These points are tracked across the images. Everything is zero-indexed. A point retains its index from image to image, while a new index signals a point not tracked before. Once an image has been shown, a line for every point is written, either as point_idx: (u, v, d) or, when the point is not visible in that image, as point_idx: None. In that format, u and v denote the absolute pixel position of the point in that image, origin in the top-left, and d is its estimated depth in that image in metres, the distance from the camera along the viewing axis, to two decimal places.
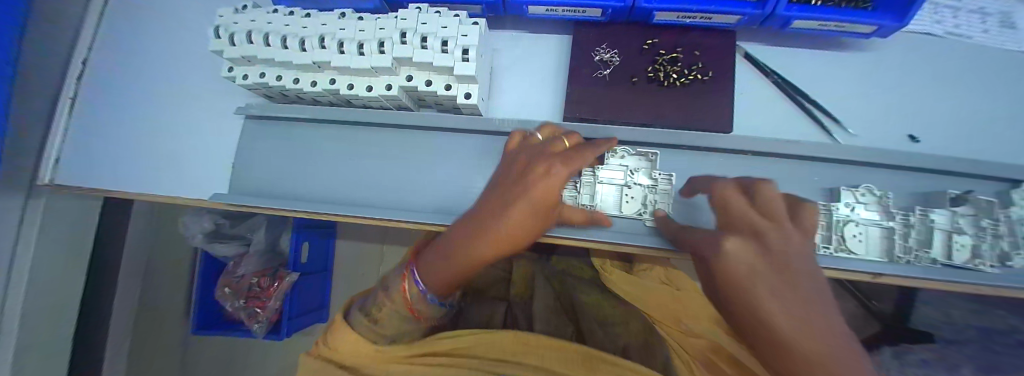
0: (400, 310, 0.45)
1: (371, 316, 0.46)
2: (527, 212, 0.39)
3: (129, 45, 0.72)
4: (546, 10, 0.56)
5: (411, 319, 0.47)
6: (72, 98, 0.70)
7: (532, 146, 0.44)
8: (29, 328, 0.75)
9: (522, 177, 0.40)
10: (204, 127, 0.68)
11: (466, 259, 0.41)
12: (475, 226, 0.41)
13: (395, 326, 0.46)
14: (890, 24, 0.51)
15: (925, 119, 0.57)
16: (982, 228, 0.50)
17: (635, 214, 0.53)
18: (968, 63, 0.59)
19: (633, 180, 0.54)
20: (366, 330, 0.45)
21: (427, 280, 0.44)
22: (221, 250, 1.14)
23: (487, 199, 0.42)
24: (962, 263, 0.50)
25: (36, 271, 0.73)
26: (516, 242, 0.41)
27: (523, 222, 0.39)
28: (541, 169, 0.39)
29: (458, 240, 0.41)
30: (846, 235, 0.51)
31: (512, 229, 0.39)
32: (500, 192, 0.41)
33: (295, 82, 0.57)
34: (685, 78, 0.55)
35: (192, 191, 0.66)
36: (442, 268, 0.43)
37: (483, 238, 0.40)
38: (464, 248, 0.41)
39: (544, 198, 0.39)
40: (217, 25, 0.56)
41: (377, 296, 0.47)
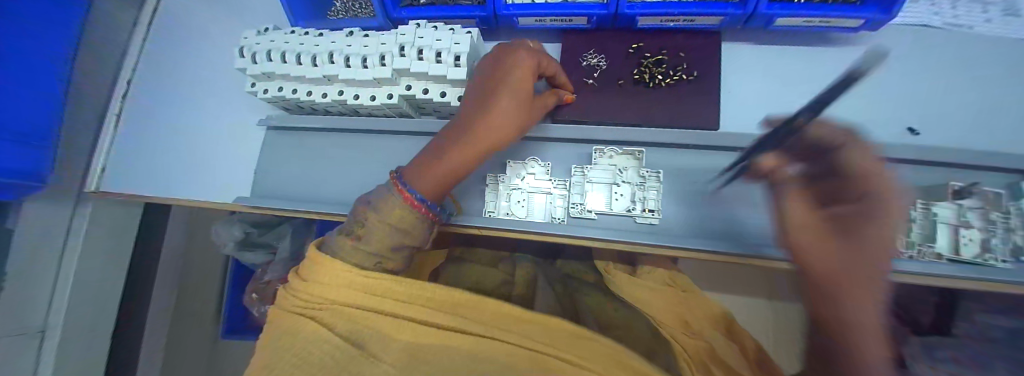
0: (385, 225, 0.41)
1: (355, 234, 0.41)
2: (512, 103, 0.44)
3: (165, 67, 0.82)
4: (535, 20, 0.59)
5: (399, 237, 0.41)
6: (116, 115, 0.80)
7: (506, 60, 0.46)
8: (74, 321, 0.84)
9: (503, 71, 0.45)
10: (229, 138, 0.75)
11: (467, 154, 0.44)
12: (470, 126, 0.44)
13: (380, 241, 0.40)
14: (876, 16, 0.51)
15: (926, 112, 0.56)
16: (992, 221, 0.48)
17: (625, 211, 0.55)
18: (972, 53, 0.57)
19: (621, 178, 0.56)
20: (349, 251, 0.40)
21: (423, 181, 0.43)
22: (250, 257, 1.24)
23: (474, 104, 0.46)
24: (970, 258, 0.48)
25: (81, 269, 0.83)
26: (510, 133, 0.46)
27: (513, 113, 0.45)
28: (517, 73, 0.44)
29: (446, 144, 0.44)
30: None
31: (499, 116, 0.43)
32: (484, 87, 0.45)
33: (308, 95, 0.63)
34: (671, 79, 0.57)
35: (217, 195, 0.73)
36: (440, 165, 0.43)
37: (472, 130, 0.44)
38: (464, 144, 0.44)
39: (523, 95, 0.45)
40: (242, 46, 0.63)
41: (366, 211, 0.43)
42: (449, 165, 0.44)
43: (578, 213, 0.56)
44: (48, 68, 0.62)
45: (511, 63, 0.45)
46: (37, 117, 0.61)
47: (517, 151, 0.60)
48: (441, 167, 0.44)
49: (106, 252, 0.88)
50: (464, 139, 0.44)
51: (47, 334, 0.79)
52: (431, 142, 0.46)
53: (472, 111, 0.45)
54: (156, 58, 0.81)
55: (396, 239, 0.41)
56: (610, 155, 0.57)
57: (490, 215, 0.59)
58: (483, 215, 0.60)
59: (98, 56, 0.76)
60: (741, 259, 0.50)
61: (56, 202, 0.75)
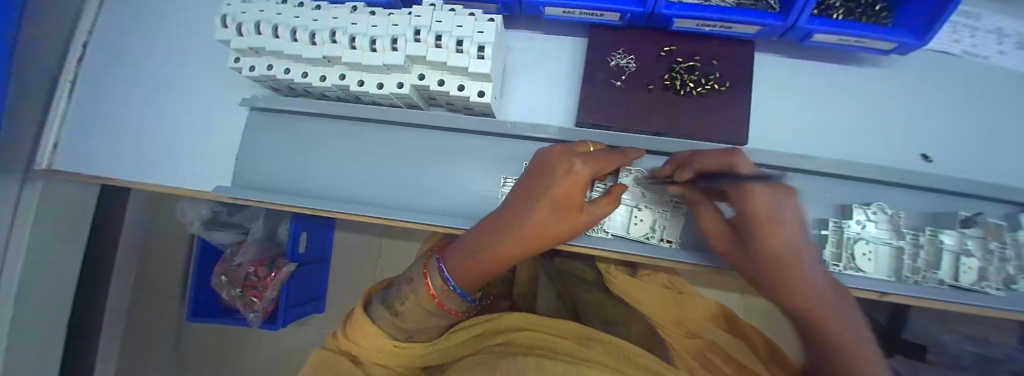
0: (419, 306, 0.44)
1: (394, 309, 0.45)
2: (550, 214, 0.39)
3: (128, 31, 0.72)
4: (563, 11, 0.55)
5: (437, 314, 0.46)
6: (71, 81, 0.71)
7: (555, 160, 0.38)
8: (22, 313, 0.73)
9: (544, 176, 0.38)
10: (204, 116, 0.67)
11: (492, 256, 0.43)
12: (503, 225, 0.42)
13: (417, 320, 0.44)
14: (911, 42, 0.50)
15: (938, 139, 0.57)
16: (991, 250, 0.50)
17: (642, 238, 0.53)
18: (985, 82, 0.60)
19: (642, 203, 0.53)
20: (387, 324, 0.44)
21: (450, 269, 0.45)
22: (218, 237, 1.15)
23: (511, 202, 0.43)
24: (968, 284, 0.50)
25: (31, 255, 0.72)
26: (545, 240, 0.42)
27: (547, 222, 0.40)
28: (562, 171, 0.36)
29: (484, 236, 0.43)
30: (856, 254, 0.50)
31: (535, 225, 0.40)
32: (523, 190, 0.41)
33: (303, 76, 0.55)
34: (703, 88, 0.54)
35: (191, 182, 0.65)
36: (468, 262, 0.44)
37: (502, 236, 0.42)
38: (490, 245, 0.43)
39: (567, 200, 0.37)
40: (225, 14, 0.55)
41: (401, 288, 0.47)
42: (472, 267, 0.44)
43: (594, 231, 0.53)
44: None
45: (554, 169, 0.37)
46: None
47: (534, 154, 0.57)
48: (464, 268, 0.45)
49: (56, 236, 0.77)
50: (492, 240, 0.43)
51: None
52: (475, 225, 0.47)
53: (507, 211, 0.43)
54: (120, 22, 0.72)
55: (432, 321, 0.46)
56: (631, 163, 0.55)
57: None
58: None
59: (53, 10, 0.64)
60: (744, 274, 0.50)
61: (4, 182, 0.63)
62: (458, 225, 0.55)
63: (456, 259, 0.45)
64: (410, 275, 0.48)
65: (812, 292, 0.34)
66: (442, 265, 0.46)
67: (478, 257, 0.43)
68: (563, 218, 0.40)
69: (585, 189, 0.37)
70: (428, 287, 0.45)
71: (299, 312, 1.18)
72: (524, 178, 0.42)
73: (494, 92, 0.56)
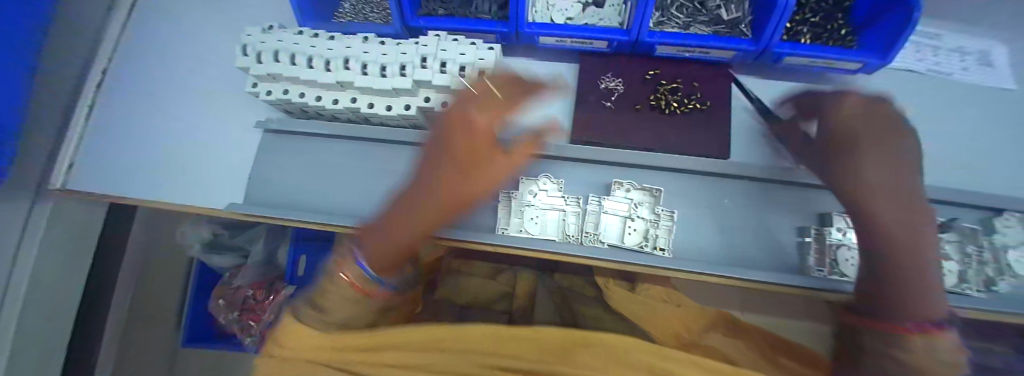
0: (353, 292, 0.42)
1: (316, 303, 0.43)
2: (460, 172, 0.50)
3: (149, 60, 0.77)
4: (555, 40, 0.60)
5: (364, 301, 0.44)
6: (90, 105, 0.75)
7: (464, 102, 0.52)
8: (23, 332, 0.74)
9: (456, 127, 0.52)
10: (217, 137, 0.71)
11: (415, 227, 0.48)
12: (422, 193, 0.49)
13: (342, 308, 0.43)
14: (875, 61, 0.55)
15: None
16: (968, 254, 0.53)
17: (636, 247, 0.54)
18: (950, 97, 0.65)
19: (636, 214, 0.55)
20: (313, 321, 0.41)
21: (365, 256, 0.44)
22: (216, 261, 1.15)
23: (433, 160, 0.51)
24: (951, 287, 0.52)
25: (37, 273, 0.73)
26: (461, 204, 0.52)
27: (453, 175, 0.50)
28: (467, 120, 0.51)
29: (403, 211, 0.49)
30: (839, 259, 0.52)
31: (451, 179, 0.50)
32: (438, 149, 0.52)
33: (317, 100, 0.59)
34: (686, 107, 0.59)
35: (202, 200, 0.67)
36: (382, 245, 0.45)
37: (422, 197, 0.49)
38: (410, 213, 0.48)
39: (478, 147, 0.51)
40: (245, 44, 0.60)
41: (329, 280, 0.44)
42: (390, 242, 0.46)
43: (590, 241, 0.55)
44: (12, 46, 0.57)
45: (461, 124, 0.51)
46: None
47: (531, 169, 0.60)
48: (382, 248, 0.45)
49: (63, 254, 0.78)
50: (409, 217, 0.48)
51: None
52: (393, 202, 0.52)
53: (427, 173, 0.52)
54: (142, 51, 0.78)
55: (376, 306, 0.45)
56: (623, 174, 0.58)
57: (503, 233, 0.57)
58: (496, 232, 0.58)
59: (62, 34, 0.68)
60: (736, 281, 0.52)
61: (13, 200, 0.66)
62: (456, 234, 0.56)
63: (373, 252, 0.44)
64: (329, 269, 0.45)
65: (892, 238, 0.37)
66: (358, 250, 0.45)
67: (393, 235, 0.46)
68: (472, 171, 0.51)
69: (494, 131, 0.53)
70: (350, 278, 0.43)
71: None
72: (438, 138, 0.53)
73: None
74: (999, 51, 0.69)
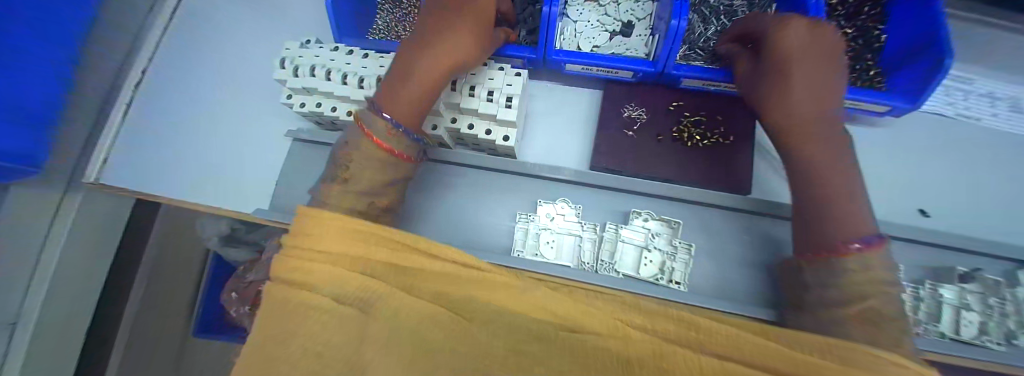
0: (377, 152, 0.43)
1: (343, 175, 0.42)
2: (469, 27, 0.49)
3: (189, 64, 0.81)
4: (581, 68, 0.61)
5: (393, 165, 0.44)
6: (128, 103, 0.78)
7: None
8: (47, 315, 0.76)
9: (455, 4, 0.50)
10: (247, 141, 0.73)
11: (425, 70, 0.47)
12: (422, 47, 0.48)
13: (373, 171, 0.42)
14: (902, 105, 0.56)
15: (934, 196, 0.61)
16: (990, 305, 0.52)
17: (651, 278, 0.54)
18: (975, 144, 0.65)
19: (652, 244, 0.55)
20: (342, 198, 0.41)
21: (389, 110, 0.45)
22: (233, 254, 1.20)
23: (424, 32, 0.49)
24: (969, 338, 0.51)
25: (64, 260, 0.76)
26: (462, 63, 0.49)
27: (466, 37, 0.49)
28: None
29: (406, 65, 0.47)
30: None
31: (453, 46, 0.48)
32: (435, 21, 0.50)
33: (348, 114, 0.61)
34: (709, 141, 0.59)
35: (228, 202, 0.70)
36: (403, 93, 0.45)
37: (427, 59, 0.47)
38: (417, 56, 0.47)
39: (483, 9, 0.51)
40: (284, 58, 0.63)
41: (345, 152, 0.44)
42: (414, 106, 0.46)
43: (605, 269, 0.56)
44: (52, 46, 0.60)
45: None
46: (36, 96, 0.59)
47: (550, 192, 0.61)
48: (410, 107, 0.45)
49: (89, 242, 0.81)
50: (418, 63, 0.47)
51: (18, 329, 0.71)
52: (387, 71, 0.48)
53: (422, 42, 0.49)
54: (183, 56, 0.82)
55: (389, 174, 0.44)
56: (643, 204, 0.58)
57: (519, 255, 0.57)
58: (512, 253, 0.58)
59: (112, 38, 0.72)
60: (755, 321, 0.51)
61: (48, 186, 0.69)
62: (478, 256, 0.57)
63: (394, 108, 0.44)
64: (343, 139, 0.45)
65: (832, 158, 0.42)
66: (376, 113, 0.44)
67: (412, 84, 0.46)
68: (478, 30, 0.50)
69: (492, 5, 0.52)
70: (374, 137, 0.43)
71: None
72: (426, 18, 0.51)
73: (517, 135, 0.62)
74: None
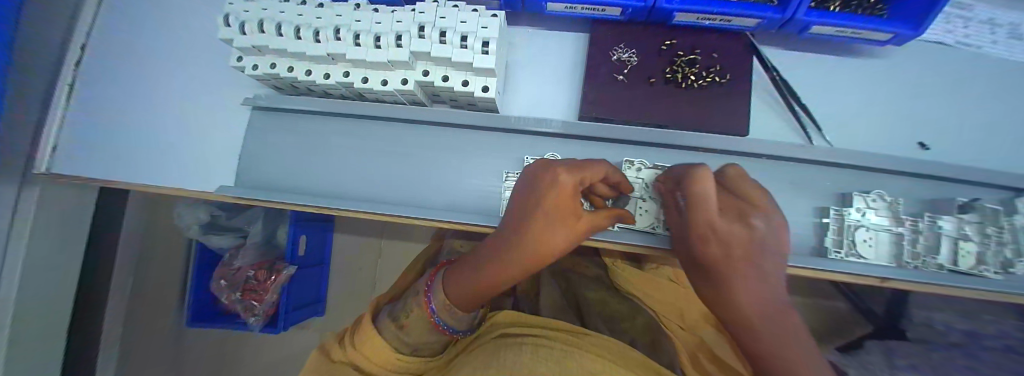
0: (423, 319, 0.50)
1: (399, 321, 0.51)
2: (547, 237, 0.42)
3: (133, 33, 0.71)
4: (564, 7, 0.55)
5: (433, 331, 0.52)
6: (71, 84, 0.68)
7: (543, 175, 0.42)
8: (20, 321, 0.72)
9: (533, 192, 0.42)
10: (203, 115, 0.67)
11: (486, 286, 0.47)
12: (486, 260, 0.46)
13: (420, 334, 0.51)
14: (905, 32, 0.51)
15: (934, 128, 0.59)
16: (987, 235, 0.51)
17: (646, 229, 0.52)
18: (976, 72, 0.62)
19: (647, 194, 0.53)
20: (392, 336, 0.51)
21: (450, 300, 0.51)
22: (216, 241, 1.13)
23: (504, 226, 0.46)
24: (966, 268, 0.51)
25: (31, 261, 0.71)
26: (535, 264, 0.45)
27: (550, 246, 0.42)
28: (550, 180, 0.40)
29: (480, 264, 0.47)
30: (857, 240, 0.50)
31: (532, 248, 0.42)
32: (514, 208, 0.44)
33: (307, 74, 0.55)
34: (704, 80, 0.55)
35: (190, 182, 0.64)
36: (464, 291, 0.49)
37: (491, 270, 0.45)
38: (480, 278, 0.46)
39: (563, 212, 0.41)
40: (226, 13, 0.54)
41: (407, 303, 0.53)
42: (470, 296, 0.49)
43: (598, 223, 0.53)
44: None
45: (541, 183, 0.41)
46: None
47: (537, 149, 0.57)
48: (465, 295, 0.49)
49: (54, 241, 0.76)
50: (484, 270, 0.46)
51: None
52: (471, 254, 0.51)
53: (497, 240, 0.46)
54: (126, 25, 0.71)
55: (432, 334, 0.52)
56: (637, 154, 0.55)
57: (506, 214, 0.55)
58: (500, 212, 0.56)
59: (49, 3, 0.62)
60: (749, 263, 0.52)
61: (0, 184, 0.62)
62: (463, 219, 0.54)
63: (453, 288, 0.50)
64: (413, 292, 0.54)
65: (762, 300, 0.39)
66: (443, 303, 0.51)
67: (478, 285, 0.47)
68: (560, 231, 0.42)
69: (574, 198, 0.41)
70: (429, 309, 0.51)
71: (301, 315, 1.20)
72: (515, 197, 0.45)
73: (498, 88, 0.56)
74: None
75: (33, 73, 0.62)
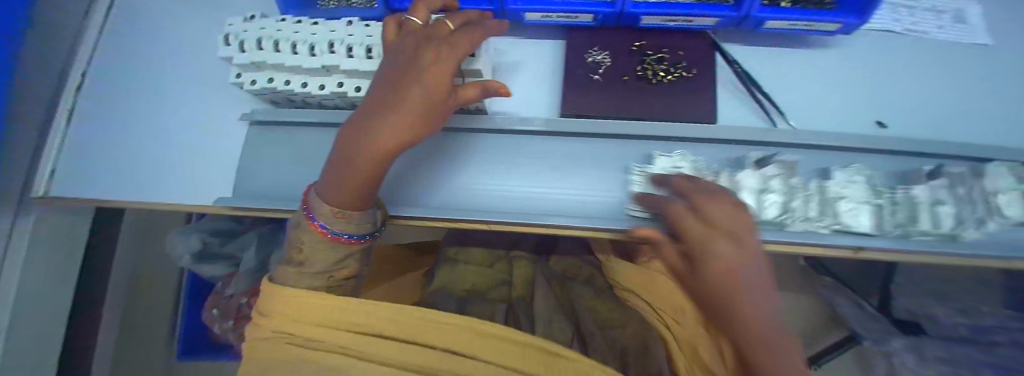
0: (318, 239, 0.44)
1: (298, 257, 0.46)
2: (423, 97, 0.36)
3: (132, 61, 0.74)
4: (541, 16, 0.59)
5: (333, 249, 0.46)
6: (70, 110, 0.70)
7: (414, 33, 0.40)
8: (10, 351, 0.70)
9: (413, 61, 0.37)
10: (202, 133, 0.69)
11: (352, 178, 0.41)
12: (354, 138, 0.40)
13: (320, 265, 0.46)
14: (852, 21, 0.57)
15: (890, 108, 0.64)
16: (961, 196, 0.54)
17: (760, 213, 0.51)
18: (923, 55, 0.68)
19: (736, 180, 0.53)
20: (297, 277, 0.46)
21: (329, 205, 0.43)
22: (208, 271, 1.11)
23: (377, 100, 0.38)
24: (952, 227, 0.53)
25: (23, 286, 0.69)
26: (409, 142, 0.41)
27: (414, 120, 0.37)
28: (428, 56, 0.36)
29: (347, 152, 0.41)
30: (839, 210, 0.53)
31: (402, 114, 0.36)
32: (398, 71, 0.37)
33: (303, 87, 0.58)
34: (672, 76, 0.60)
35: (189, 198, 0.66)
36: (340, 188, 0.42)
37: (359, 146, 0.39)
38: (346, 156, 0.40)
39: (438, 85, 0.36)
40: (227, 34, 0.58)
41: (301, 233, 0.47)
42: (347, 194, 0.42)
43: None
44: None
45: (421, 55, 0.37)
46: None
47: (525, 146, 0.60)
48: (346, 196, 0.42)
49: (47, 266, 0.75)
50: (356, 141, 0.40)
51: None
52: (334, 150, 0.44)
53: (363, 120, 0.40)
54: (129, 56, 0.75)
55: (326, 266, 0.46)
56: (618, 147, 0.58)
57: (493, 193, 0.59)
58: (483, 188, 0.59)
59: (52, 33, 0.65)
60: None
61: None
62: (457, 216, 0.56)
63: (330, 194, 0.43)
64: (295, 222, 0.47)
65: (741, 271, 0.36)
66: (321, 199, 0.44)
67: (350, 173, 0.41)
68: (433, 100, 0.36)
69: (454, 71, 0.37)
70: (319, 226, 0.44)
71: None
72: (390, 65, 0.40)
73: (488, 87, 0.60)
74: (973, 10, 0.73)
75: (32, 101, 0.63)
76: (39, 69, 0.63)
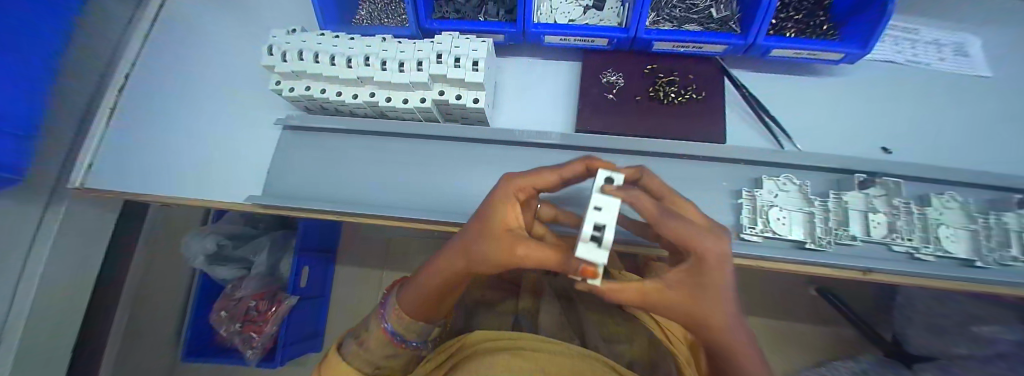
0: (380, 334, 0.43)
1: (360, 338, 0.44)
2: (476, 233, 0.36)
3: (172, 65, 0.80)
4: (560, 39, 0.64)
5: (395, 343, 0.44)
6: (112, 106, 0.74)
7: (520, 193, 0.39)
8: (31, 334, 0.72)
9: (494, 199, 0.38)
10: (234, 135, 0.74)
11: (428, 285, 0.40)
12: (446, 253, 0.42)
13: (382, 351, 0.43)
14: (855, 51, 0.60)
15: (894, 135, 0.66)
16: (981, 222, 0.57)
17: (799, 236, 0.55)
18: (927, 86, 0.71)
19: (777, 201, 0.56)
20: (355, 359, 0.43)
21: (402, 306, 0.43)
22: (221, 273, 1.13)
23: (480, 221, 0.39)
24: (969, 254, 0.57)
25: (49, 271, 0.72)
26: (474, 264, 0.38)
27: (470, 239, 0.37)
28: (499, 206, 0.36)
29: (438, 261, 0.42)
30: (871, 226, 0.56)
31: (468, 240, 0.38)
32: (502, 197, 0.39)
33: (338, 95, 0.63)
34: (682, 97, 0.63)
35: (217, 194, 0.70)
36: (414, 292, 0.42)
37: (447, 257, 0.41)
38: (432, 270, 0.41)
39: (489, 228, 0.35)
40: (271, 45, 0.63)
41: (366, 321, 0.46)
42: (418, 299, 0.42)
43: (752, 233, 0.55)
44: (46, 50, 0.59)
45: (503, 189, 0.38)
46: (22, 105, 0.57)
47: (542, 158, 0.63)
48: (416, 302, 0.42)
49: (73, 254, 0.78)
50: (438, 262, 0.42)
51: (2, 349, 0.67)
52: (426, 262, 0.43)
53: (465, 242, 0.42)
54: (172, 60, 0.80)
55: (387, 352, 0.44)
56: (629, 161, 0.59)
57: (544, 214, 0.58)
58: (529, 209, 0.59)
59: (94, 34, 0.70)
60: (762, 259, 0.55)
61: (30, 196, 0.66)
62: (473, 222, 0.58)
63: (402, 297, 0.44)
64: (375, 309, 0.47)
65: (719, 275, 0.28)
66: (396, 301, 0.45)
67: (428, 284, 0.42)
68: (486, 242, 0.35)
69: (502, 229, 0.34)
70: (385, 329, 0.43)
71: (297, 349, 1.17)
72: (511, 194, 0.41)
73: (488, 101, 0.65)
74: (973, 44, 0.76)
75: (70, 96, 0.68)
76: (79, 68, 0.69)
